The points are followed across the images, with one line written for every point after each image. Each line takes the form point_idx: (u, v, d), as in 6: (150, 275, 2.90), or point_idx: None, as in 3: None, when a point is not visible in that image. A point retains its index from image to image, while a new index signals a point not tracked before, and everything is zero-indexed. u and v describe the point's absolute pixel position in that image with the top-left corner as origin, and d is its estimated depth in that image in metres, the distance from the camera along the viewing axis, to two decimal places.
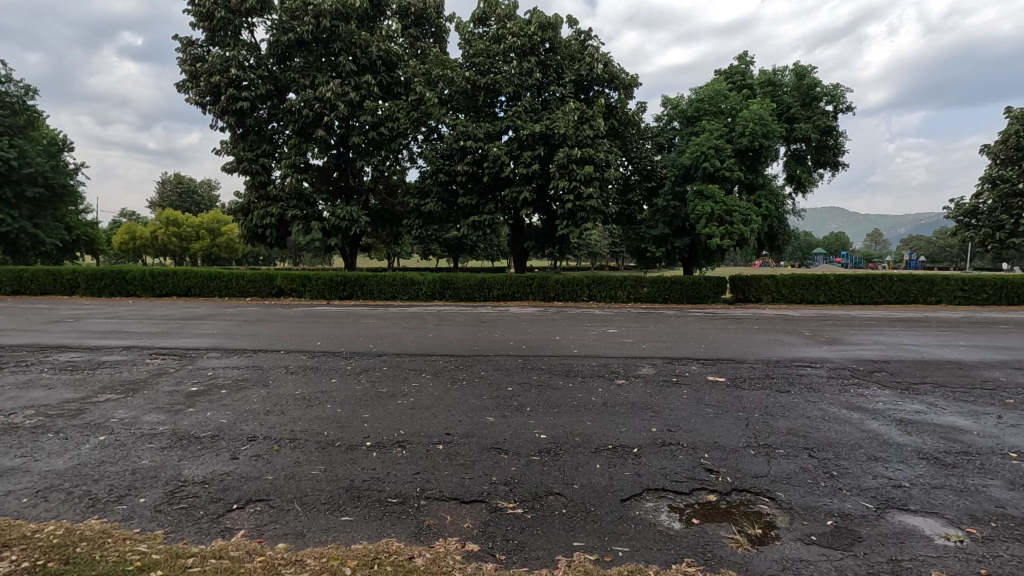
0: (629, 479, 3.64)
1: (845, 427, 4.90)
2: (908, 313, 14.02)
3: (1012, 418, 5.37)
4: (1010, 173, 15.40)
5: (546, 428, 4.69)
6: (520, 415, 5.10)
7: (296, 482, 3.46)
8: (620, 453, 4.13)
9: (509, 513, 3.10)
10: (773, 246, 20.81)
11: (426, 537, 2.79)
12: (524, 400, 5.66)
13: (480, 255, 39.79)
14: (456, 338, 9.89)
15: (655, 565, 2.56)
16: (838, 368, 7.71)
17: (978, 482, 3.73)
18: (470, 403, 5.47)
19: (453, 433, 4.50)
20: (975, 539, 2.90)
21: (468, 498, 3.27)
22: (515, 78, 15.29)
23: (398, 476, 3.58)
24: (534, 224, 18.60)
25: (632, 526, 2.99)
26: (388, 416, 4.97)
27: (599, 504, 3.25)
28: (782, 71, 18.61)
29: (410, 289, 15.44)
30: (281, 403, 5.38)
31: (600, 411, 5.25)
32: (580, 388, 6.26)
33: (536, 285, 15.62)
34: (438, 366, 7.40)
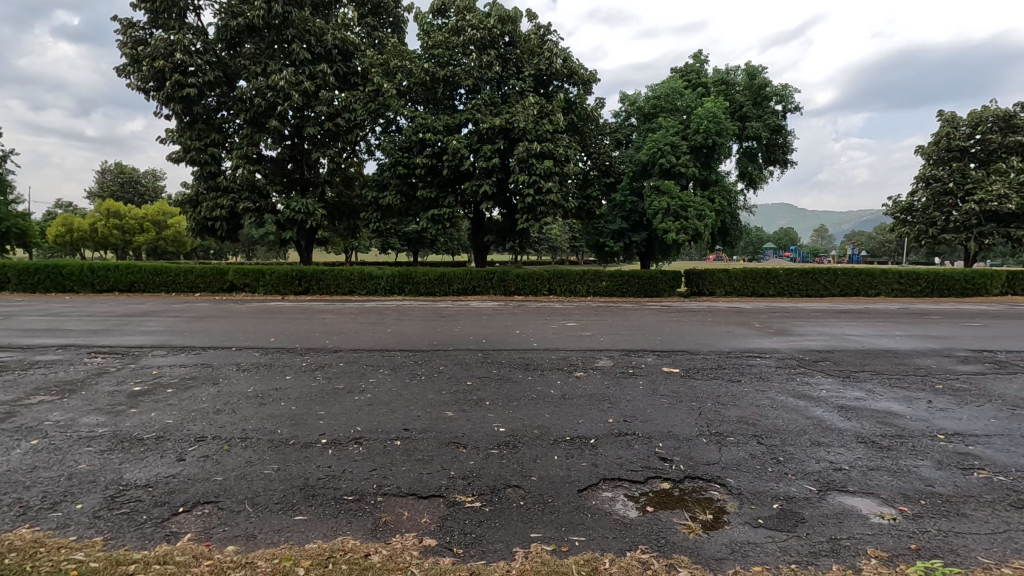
0: (586, 469, 3.68)
1: (790, 414, 5.10)
2: (849, 305, 14.73)
3: (940, 402, 5.72)
4: (941, 173, 16.39)
5: (505, 421, 4.68)
6: (478, 408, 5.08)
7: (246, 482, 3.33)
8: (577, 444, 4.16)
9: (467, 507, 3.07)
10: (726, 242, 21.47)
11: (382, 534, 2.73)
12: (483, 394, 5.64)
13: (440, 248, 39.57)
14: (415, 333, 9.79)
15: (611, 554, 2.59)
16: (785, 358, 8.02)
17: (910, 463, 3.95)
18: (429, 398, 5.41)
19: (411, 429, 4.43)
20: (906, 516, 3.06)
21: (425, 494, 3.23)
22: (474, 71, 15.19)
23: (354, 473, 3.50)
24: (493, 218, 18.59)
25: (589, 515, 3.01)
26: (344, 412, 4.86)
27: (556, 495, 3.26)
28: (734, 71, 19.16)
29: (368, 284, 15.16)
30: (232, 401, 5.17)
31: (558, 403, 5.30)
32: (539, 381, 6.30)
33: (497, 279, 15.57)
34: (396, 361, 7.30)
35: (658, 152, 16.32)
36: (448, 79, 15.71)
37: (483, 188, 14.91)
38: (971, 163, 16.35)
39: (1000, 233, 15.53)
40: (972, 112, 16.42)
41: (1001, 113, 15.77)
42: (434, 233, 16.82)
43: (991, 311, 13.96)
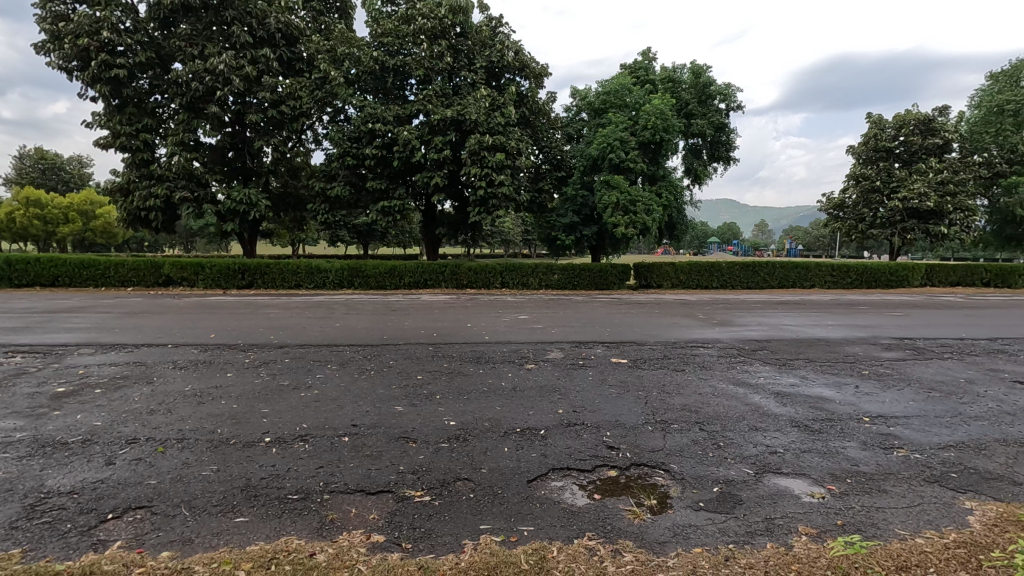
0: (536, 460, 3.71)
1: (731, 401, 5.32)
2: (786, 296, 15.47)
3: (866, 386, 6.12)
4: (869, 172, 17.38)
5: (456, 415, 4.65)
6: (429, 402, 5.03)
7: (183, 485, 3.16)
8: (528, 436, 4.18)
9: (416, 501, 3.03)
10: (672, 236, 22.08)
11: (328, 532, 2.66)
12: (434, 388, 5.60)
13: (391, 241, 38.94)
14: (365, 327, 9.58)
15: (558, 542, 2.62)
16: (726, 348, 8.34)
17: (838, 444, 4.19)
18: (378, 393, 5.31)
19: (359, 424, 4.33)
20: (834, 494, 3.25)
21: (374, 489, 3.17)
22: (425, 61, 14.94)
23: (299, 471, 3.39)
24: (445, 210, 18.42)
25: (537, 505, 3.04)
26: (290, 409, 4.70)
27: (506, 486, 3.27)
28: (680, 69, 19.68)
29: (316, 278, 14.69)
30: (167, 401, 4.91)
31: (508, 396, 5.32)
32: (490, 374, 6.30)
33: (449, 272, 15.42)
34: (344, 356, 7.12)
35: (607, 147, 16.57)
36: (398, 69, 15.38)
37: (435, 180, 14.73)
38: (895, 163, 17.44)
39: (921, 229, 16.67)
40: (896, 115, 17.46)
41: (922, 116, 16.85)
42: (384, 226, 16.51)
43: (911, 302, 15.00)
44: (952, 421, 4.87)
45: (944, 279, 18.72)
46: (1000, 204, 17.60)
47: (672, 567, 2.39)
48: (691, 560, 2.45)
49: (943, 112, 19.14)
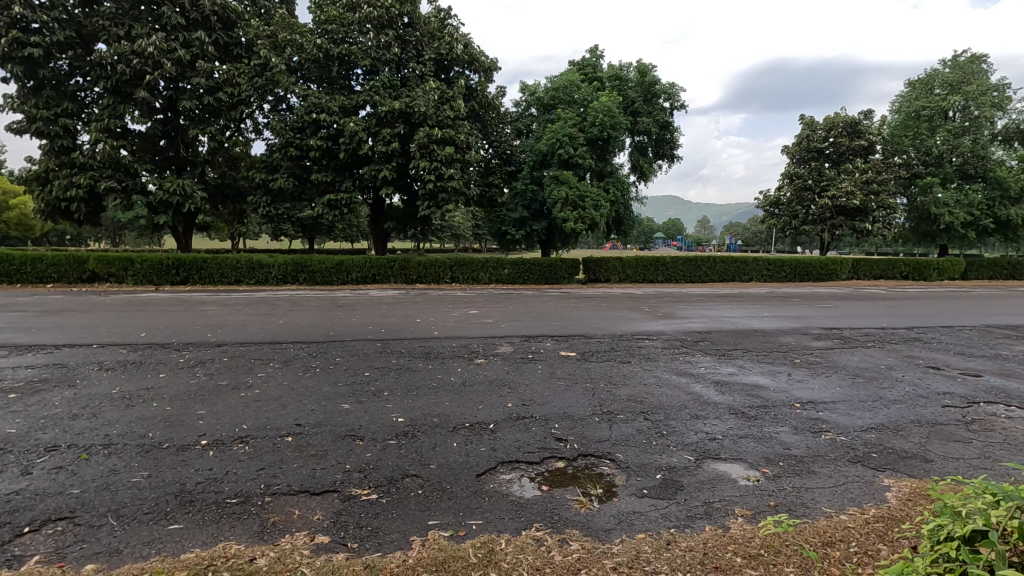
0: (485, 454, 3.70)
1: (674, 391, 5.50)
2: (726, 289, 16.13)
3: (798, 374, 6.47)
4: (802, 171, 18.36)
5: (404, 411, 4.58)
6: (377, 399, 4.93)
7: (110, 493, 2.96)
8: (477, 430, 4.16)
9: (363, 499, 2.97)
10: (620, 232, 22.56)
11: (270, 535, 2.56)
12: (381, 384, 5.49)
13: (338, 235, 37.96)
14: (310, 324, 9.29)
15: (506, 534, 2.62)
16: (670, 339, 8.61)
17: (772, 429, 4.40)
18: (324, 390, 5.16)
19: (303, 424, 4.19)
20: (767, 477, 3.41)
21: (319, 489, 3.07)
22: (371, 51, 14.57)
23: (238, 474, 3.24)
24: (394, 204, 18.11)
25: (486, 498, 3.03)
26: (229, 410, 4.49)
27: (455, 481, 3.25)
28: (627, 67, 20.05)
29: (258, 273, 14.05)
30: (92, 405, 4.59)
31: (458, 390, 5.29)
32: (439, 369, 6.24)
33: (398, 267, 15.14)
34: (287, 354, 6.87)
35: (556, 143, 16.72)
36: (343, 57, 14.90)
37: (383, 174, 14.42)
38: (826, 162, 18.48)
39: (848, 225, 17.73)
40: (827, 118, 18.46)
41: (850, 119, 17.87)
42: (331, 219, 16.06)
43: (839, 294, 15.96)
44: (873, 404, 5.21)
45: (868, 273, 19.99)
46: (917, 203, 18.94)
47: (617, 553, 2.43)
48: (634, 545, 2.51)
49: (867, 115, 20.39)
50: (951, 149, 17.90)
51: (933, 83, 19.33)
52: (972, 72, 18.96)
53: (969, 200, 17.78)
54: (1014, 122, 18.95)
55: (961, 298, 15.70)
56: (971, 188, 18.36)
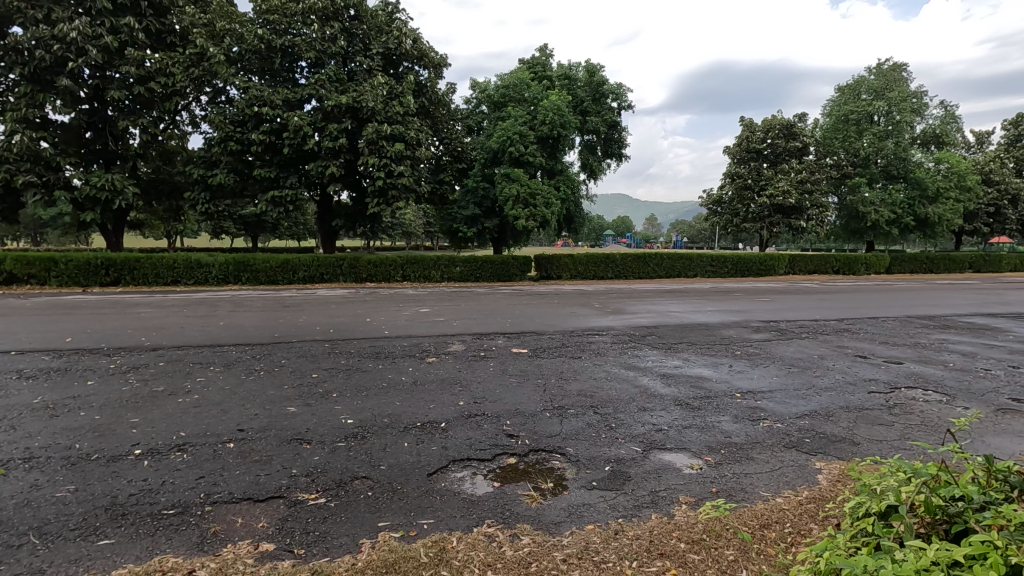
0: (436, 453, 3.71)
1: (622, 385, 5.68)
2: (672, 285, 16.65)
3: (738, 365, 6.80)
4: (742, 170, 19.26)
5: (353, 413, 4.52)
6: (325, 401, 4.85)
7: (31, 510, 2.79)
8: (428, 429, 4.16)
9: (310, 504, 2.92)
10: (571, 229, 22.85)
11: (210, 546, 2.49)
12: (329, 386, 5.39)
13: (283, 233, 36.75)
14: (253, 325, 8.98)
15: (458, 532, 2.65)
16: (619, 334, 8.84)
17: (714, 419, 4.63)
18: (268, 394, 5.03)
19: (247, 429, 4.07)
20: (709, 465, 3.59)
21: (263, 496, 3.01)
22: (316, 43, 14.16)
23: (176, 484, 3.12)
24: (342, 201, 17.72)
25: (438, 498, 3.05)
26: (165, 417, 4.31)
27: (406, 481, 3.25)
28: (575, 66, 20.32)
29: (197, 273, 13.42)
30: (10, 417, 4.29)
31: (409, 390, 5.26)
32: (390, 369, 6.18)
33: (347, 266, 14.80)
34: (229, 357, 6.62)
35: (507, 141, 16.77)
36: (287, 49, 14.38)
37: (330, 170, 14.07)
38: (764, 163, 19.40)
39: (785, 223, 18.65)
40: (764, 120, 19.38)
41: (785, 122, 18.82)
42: (276, 217, 15.51)
43: (776, 289, 16.78)
44: (807, 392, 5.55)
45: (803, 268, 21.07)
46: (847, 202, 20.07)
47: (567, 545, 2.50)
48: (583, 536, 2.60)
49: (801, 118, 21.48)
50: (877, 151, 19.13)
51: (861, 89, 20.22)
52: (894, 80, 19.95)
53: (892, 199, 19.06)
54: (931, 127, 20.42)
55: (886, 291, 16.80)
56: (894, 188, 19.68)
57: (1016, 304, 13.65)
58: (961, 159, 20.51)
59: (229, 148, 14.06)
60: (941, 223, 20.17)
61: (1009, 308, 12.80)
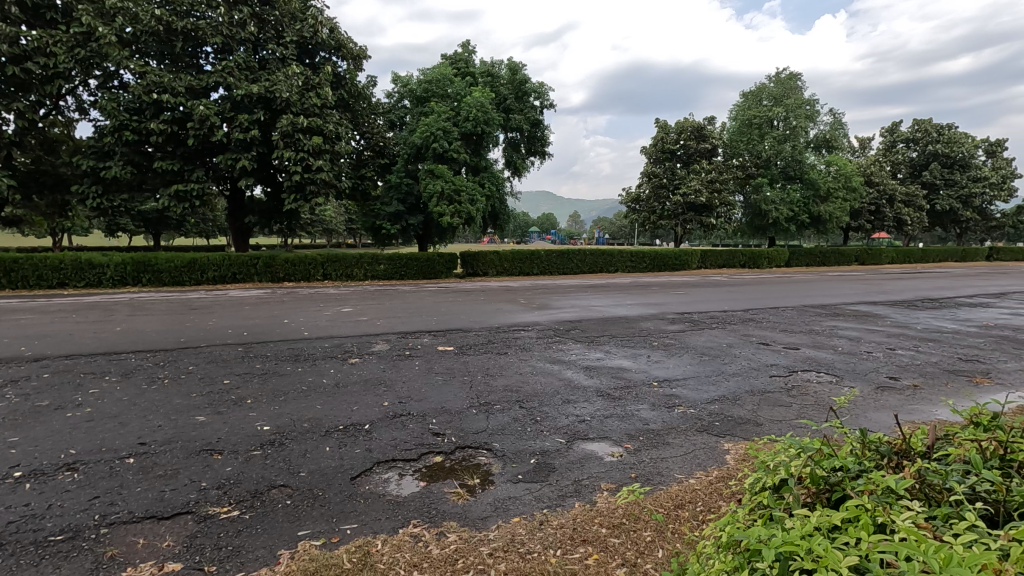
0: (360, 456, 3.63)
1: (548, 378, 5.82)
2: (594, 280, 17.16)
3: (656, 355, 7.17)
4: (658, 170, 20.24)
5: (270, 419, 4.33)
6: (238, 408, 4.60)
7: None
8: (351, 432, 4.06)
9: (222, 518, 2.77)
10: (496, 226, 22.95)
11: (106, 571, 2.30)
12: (244, 392, 5.12)
13: (189, 230, 34.17)
14: (155, 330, 8.32)
15: (382, 535, 2.61)
16: (544, 329, 9.03)
17: (634, 407, 4.86)
18: (174, 403, 4.70)
19: (149, 442, 3.79)
20: (629, 452, 3.77)
21: (168, 513, 2.80)
22: (222, 28, 13.26)
23: (65, 507, 2.85)
24: (255, 197, 16.78)
25: (361, 501, 2.99)
26: (51, 434, 3.92)
27: (327, 486, 3.16)
28: (498, 64, 20.40)
29: (89, 274, 12.24)
30: None
31: (331, 393, 5.11)
32: (310, 371, 5.96)
33: (262, 264, 14.03)
34: (128, 366, 6.10)
35: (430, 137, 16.55)
36: (189, 33, 13.36)
37: (241, 163, 13.26)
38: (677, 163, 20.49)
39: (697, 220, 19.76)
40: (677, 122, 20.53)
41: (696, 124, 19.97)
42: (180, 213, 14.39)
43: (690, 282, 17.76)
44: (717, 378, 5.96)
45: (714, 262, 22.41)
46: (751, 201, 21.71)
47: (492, 539, 2.54)
48: (509, 530, 2.65)
49: (710, 122, 22.82)
50: (776, 153, 20.77)
51: (762, 96, 21.86)
52: (791, 88, 21.61)
53: (790, 198, 20.74)
54: (822, 133, 22.35)
55: (785, 283, 18.26)
56: (792, 187, 21.38)
57: (892, 293, 15.31)
58: (848, 162, 22.63)
59: (124, 138, 12.88)
60: (831, 220, 22.15)
61: (887, 297, 14.34)
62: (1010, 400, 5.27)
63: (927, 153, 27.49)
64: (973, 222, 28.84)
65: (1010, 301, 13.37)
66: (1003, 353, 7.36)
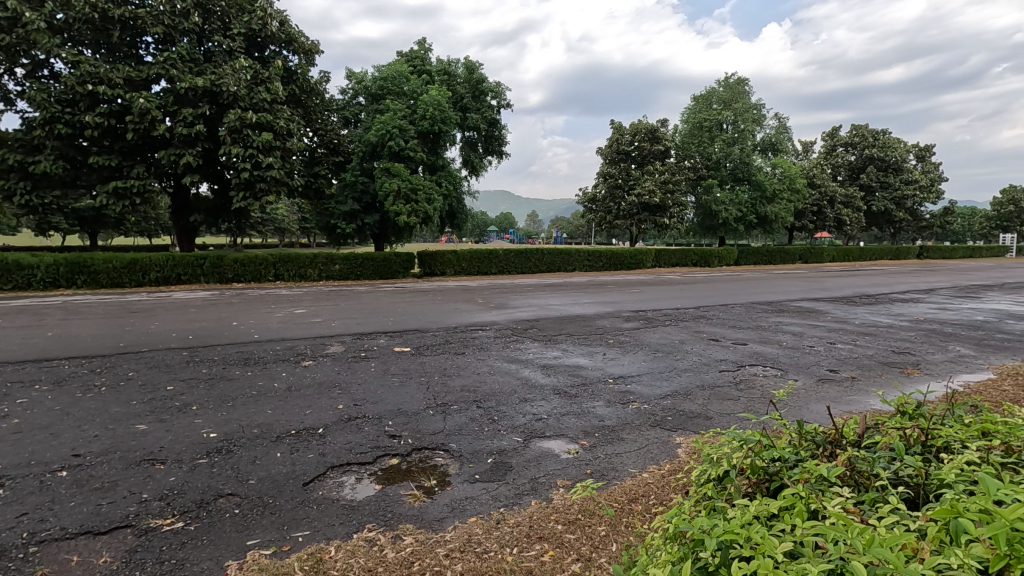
0: (313, 461, 3.56)
1: (505, 377, 5.86)
2: (552, 279, 17.31)
3: (611, 352, 7.32)
4: (613, 171, 20.61)
5: (217, 425, 4.19)
6: (183, 415, 4.43)
7: None
8: (303, 437, 3.98)
9: (166, 530, 2.67)
10: (454, 225, 22.80)
11: None
12: (189, 398, 4.93)
13: (128, 230, 32.42)
14: (90, 335, 7.88)
15: (336, 541, 2.57)
16: (502, 328, 9.06)
17: (589, 404, 4.96)
18: (113, 412, 4.48)
19: (84, 453, 3.60)
20: (583, 449, 3.85)
21: (105, 527, 2.67)
22: (163, 17, 12.66)
23: None
24: (201, 194, 16.10)
25: (314, 507, 2.93)
26: None
27: (278, 494, 3.08)
28: (454, 63, 20.28)
29: (16, 276, 11.46)
30: None
31: (282, 397, 4.98)
32: (261, 375, 5.79)
33: (209, 265, 13.48)
34: (60, 373, 5.76)
35: (386, 135, 16.30)
36: (127, 22, 12.69)
37: (186, 159, 12.68)
38: (632, 164, 20.91)
39: (651, 220, 20.23)
40: (632, 124, 20.94)
41: (650, 127, 20.45)
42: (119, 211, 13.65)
43: (645, 281, 18.16)
44: (669, 374, 6.15)
45: (667, 261, 22.99)
46: (702, 201, 22.41)
47: (449, 540, 2.54)
48: (466, 530, 2.66)
49: (663, 124, 23.40)
50: (725, 156, 21.51)
51: (712, 100, 22.58)
52: (739, 92, 22.40)
53: (738, 199, 21.51)
54: (768, 136, 23.26)
55: (734, 281, 18.90)
56: (740, 189, 22.17)
57: (833, 290, 16.10)
58: (792, 165, 23.63)
59: (55, 131, 12.13)
60: (777, 220, 23.07)
61: (827, 294, 15.07)
62: (935, 389, 5.66)
63: (864, 157, 29.03)
64: (905, 223, 30.65)
65: (938, 297, 14.28)
66: (931, 346, 7.89)
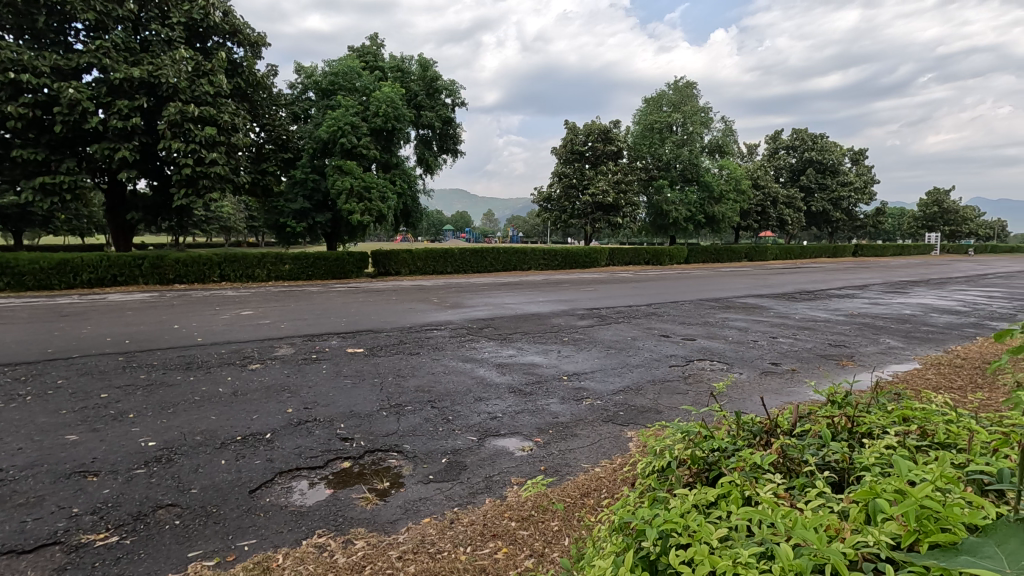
0: (260, 467, 3.47)
1: (460, 377, 5.86)
2: (508, 279, 17.37)
3: (565, 350, 7.42)
4: (568, 171, 20.85)
5: (155, 434, 4.01)
6: (119, 424, 4.22)
7: None
8: (250, 442, 3.86)
9: (98, 545, 2.54)
10: (408, 224, 22.53)
11: None
12: (125, 406, 4.69)
13: (57, 228, 30.37)
14: (14, 340, 7.36)
15: (284, 548, 2.52)
16: (457, 328, 9.03)
17: (544, 402, 5.02)
18: (39, 423, 4.21)
19: (5, 469, 3.36)
20: (538, 446, 3.90)
21: (29, 545, 2.52)
22: (95, 3, 11.93)
23: None
24: (140, 191, 15.30)
25: (261, 515, 2.86)
26: None
27: (222, 502, 2.99)
28: (408, 60, 20.04)
29: None
30: None
31: (227, 402, 4.81)
32: (205, 380, 5.57)
33: (147, 265, 12.81)
34: None
35: (338, 131, 15.96)
36: (53, 7, 11.89)
37: (122, 154, 11.99)
38: (586, 164, 21.22)
39: (604, 220, 20.59)
40: (585, 125, 21.26)
41: (603, 128, 20.82)
42: (46, 208, 12.79)
43: (599, 279, 18.49)
44: (621, 370, 6.30)
45: (620, 260, 23.46)
46: (653, 201, 23.00)
47: (402, 542, 2.53)
48: (419, 531, 2.66)
49: (616, 125, 23.88)
50: (675, 157, 22.15)
51: (662, 102, 23.20)
52: (688, 96, 23.10)
53: (687, 199, 22.17)
54: (716, 139, 24.09)
55: (684, 279, 19.51)
56: (689, 189, 22.86)
57: (776, 287, 16.85)
58: (738, 167, 24.54)
59: None
60: (724, 220, 23.90)
61: (771, 290, 15.75)
62: (866, 378, 6.03)
63: (804, 160, 30.48)
64: (841, 222, 32.38)
65: (870, 292, 15.17)
66: (863, 338, 8.39)
